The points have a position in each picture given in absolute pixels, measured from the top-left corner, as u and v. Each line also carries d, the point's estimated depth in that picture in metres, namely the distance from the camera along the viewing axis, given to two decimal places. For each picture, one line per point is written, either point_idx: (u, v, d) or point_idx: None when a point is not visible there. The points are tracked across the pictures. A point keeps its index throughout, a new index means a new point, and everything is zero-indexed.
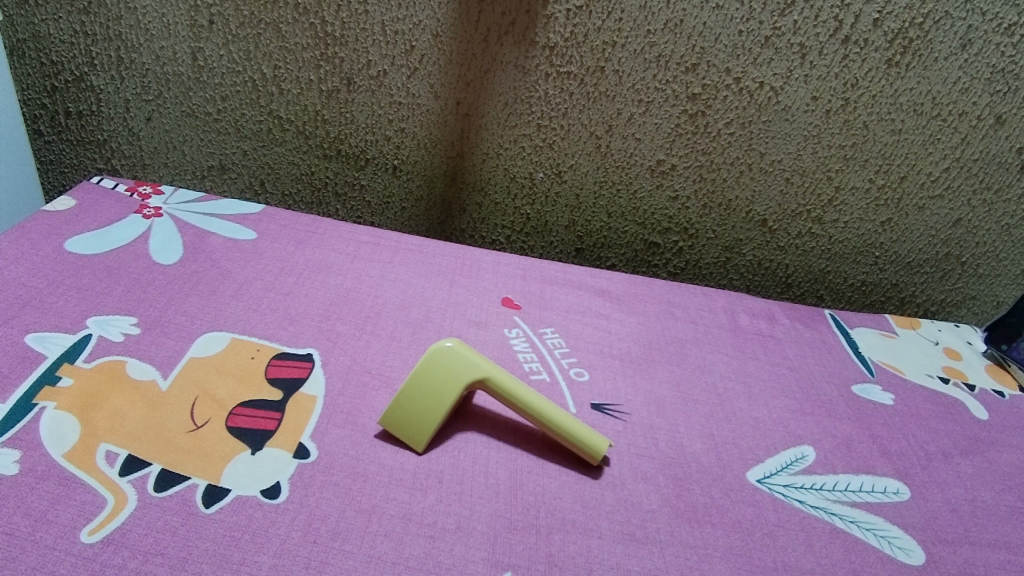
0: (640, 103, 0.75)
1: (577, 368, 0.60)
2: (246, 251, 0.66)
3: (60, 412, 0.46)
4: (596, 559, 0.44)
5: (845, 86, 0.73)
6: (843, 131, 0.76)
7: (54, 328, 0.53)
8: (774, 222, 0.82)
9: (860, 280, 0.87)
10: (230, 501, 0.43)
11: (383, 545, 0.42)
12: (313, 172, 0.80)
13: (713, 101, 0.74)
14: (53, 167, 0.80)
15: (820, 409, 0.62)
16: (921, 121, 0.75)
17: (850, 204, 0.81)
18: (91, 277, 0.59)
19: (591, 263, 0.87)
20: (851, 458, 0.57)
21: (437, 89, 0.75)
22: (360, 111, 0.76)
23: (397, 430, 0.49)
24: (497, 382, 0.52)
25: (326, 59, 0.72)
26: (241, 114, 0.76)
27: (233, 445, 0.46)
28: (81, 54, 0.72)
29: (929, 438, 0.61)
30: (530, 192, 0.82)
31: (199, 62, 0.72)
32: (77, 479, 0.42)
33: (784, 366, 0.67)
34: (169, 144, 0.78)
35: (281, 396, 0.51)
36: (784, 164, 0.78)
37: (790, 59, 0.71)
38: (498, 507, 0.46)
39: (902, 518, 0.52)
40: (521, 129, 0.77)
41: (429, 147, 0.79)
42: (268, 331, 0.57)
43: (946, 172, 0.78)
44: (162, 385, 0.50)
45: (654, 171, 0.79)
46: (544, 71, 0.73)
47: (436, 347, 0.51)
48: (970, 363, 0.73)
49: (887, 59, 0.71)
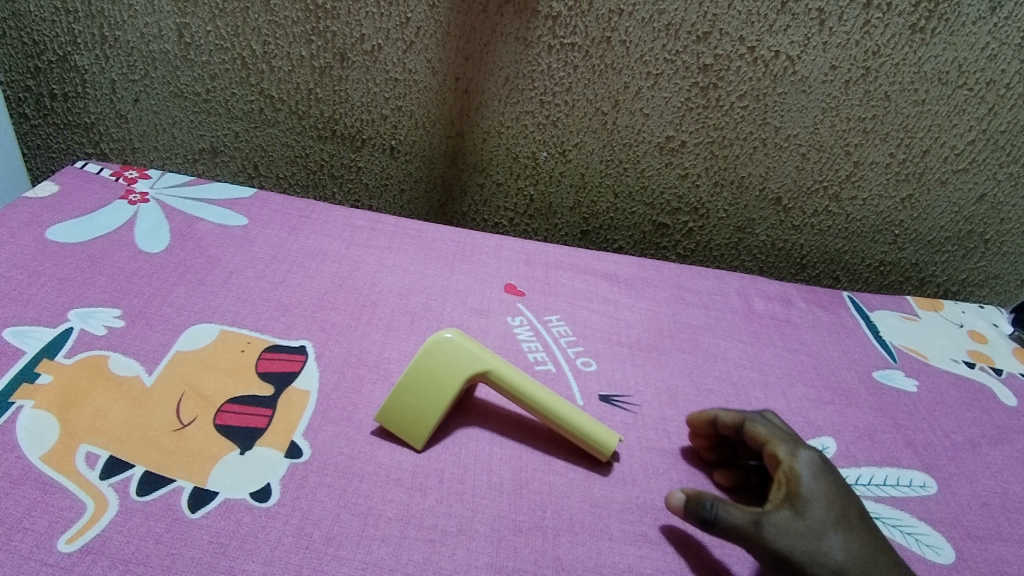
0: (649, 76, 0.71)
1: (584, 358, 0.58)
2: (237, 238, 0.63)
3: (39, 412, 0.44)
4: (606, 562, 0.42)
5: (866, 54, 0.68)
6: (863, 103, 0.72)
7: (33, 321, 0.50)
8: (789, 200, 0.79)
9: (878, 259, 0.83)
10: (218, 506, 0.40)
11: (381, 550, 0.39)
12: (307, 153, 0.77)
13: (726, 72, 0.70)
14: (40, 152, 0.77)
15: (841, 397, 0.59)
16: (946, 91, 0.71)
17: (869, 180, 0.77)
18: (73, 266, 0.56)
19: (597, 245, 0.83)
20: (874, 449, 0.54)
21: (434, 64, 0.71)
22: (354, 89, 0.72)
23: (394, 428, 0.46)
24: (500, 375, 0.49)
25: (318, 34, 0.68)
26: (231, 93, 0.72)
27: (221, 444, 0.44)
28: (64, 33, 0.68)
29: (956, 427, 0.58)
30: (534, 172, 0.78)
31: (185, 38, 0.69)
32: (55, 484, 0.40)
33: (801, 352, 0.64)
34: (159, 126, 0.75)
35: (273, 392, 0.48)
36: (800, 139, 0.74)
37: (807, 25, 0.67)
38: (503, 508, 0.43)
39: (929, 514, 0.49)
40: (523, 106, 0.73)
41: (428, 127, 0.75)
42: (259, 323, 0.54)
43: (971, 146, 0.74)
44: (147, 382, 0.47)
45: (663, 148, 0.75)
46: (547, 43, 0.69)
47: (435, 338, 0.48)
48: (996, 347, 0.70)
49: (911, 25, 0.66)
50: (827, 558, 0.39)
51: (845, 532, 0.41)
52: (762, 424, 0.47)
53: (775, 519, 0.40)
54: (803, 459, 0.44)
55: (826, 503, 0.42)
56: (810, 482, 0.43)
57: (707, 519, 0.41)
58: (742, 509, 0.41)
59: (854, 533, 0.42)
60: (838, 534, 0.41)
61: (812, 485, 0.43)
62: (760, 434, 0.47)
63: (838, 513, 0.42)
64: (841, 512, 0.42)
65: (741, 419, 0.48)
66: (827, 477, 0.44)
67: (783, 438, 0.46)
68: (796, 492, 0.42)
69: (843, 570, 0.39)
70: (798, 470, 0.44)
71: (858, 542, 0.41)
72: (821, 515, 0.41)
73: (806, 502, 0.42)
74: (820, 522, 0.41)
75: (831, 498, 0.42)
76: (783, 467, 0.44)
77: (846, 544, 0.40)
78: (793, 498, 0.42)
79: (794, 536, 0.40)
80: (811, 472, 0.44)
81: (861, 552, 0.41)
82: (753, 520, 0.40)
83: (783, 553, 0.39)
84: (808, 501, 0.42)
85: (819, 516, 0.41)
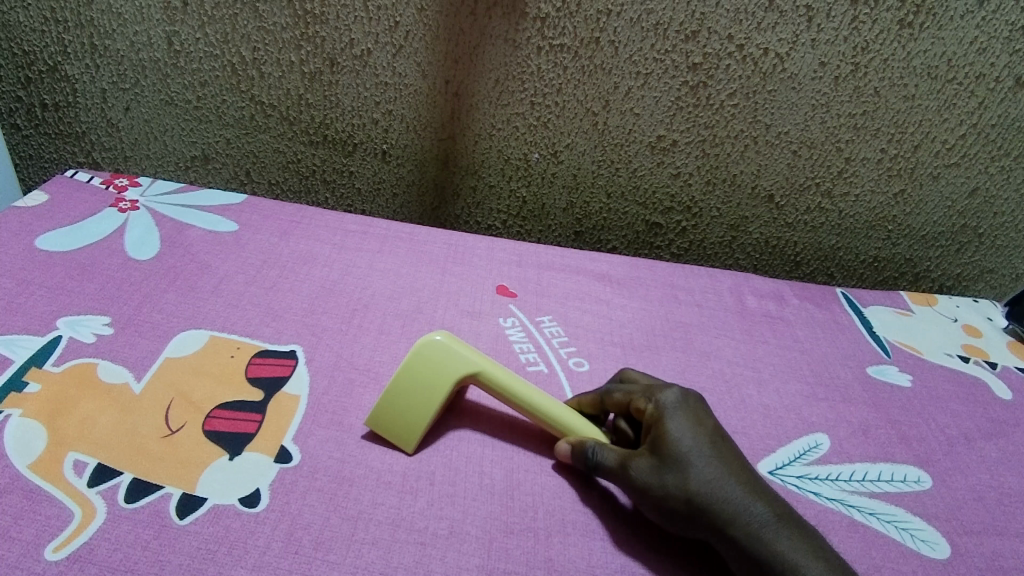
0: (638, 76, 0.70)
1: (576, 358, 0.57)
2: (227, 243, 0.63)
3: (27, 420, 0.43)
4: (598, 562, 0.42)
5: (854, 50, 0.68)
6: (853, 99, 0.72)
7: (21, 330, 0.50)
8: (781, 197, 0.79)
9: (872, 255, 0.83)
10: (206, 512, 0.40)
11: (371, 554, 0.39)
12: (299, 159, 0.77)
13: (716, 71, 0.70)
14: (32, 162, 0.77)
15: (835, 393, 0.59)
16: (935, 85, 0.71)
17: (861, 176, 0.77)
18: (62, 275, 0.56)
19: (591, 246, 0.83)
20: (868, 445, 0.54)
21: (424, 67, 0.71)
22: (345, 94, 0.72)
23: (385, 431, 0.46)
24: (489, 377, 0.48)
25: (307, 39, 0.68)
26: (221, 100, 0.72)
27: (210, 450, 0.44)
28: (53, 43, 0.68)
29: (951, 421, 0.58)
30: (526, 174, 0.78)
31: (175, 46, 0.68)
32: (42, 492, 0.39)
33: (795, 349, 0.64)
34: (150, 134, 0.75)
35: (262, 397, 0.48)
36: (791, 135, 0.74)
37: (795, 22, 0.67)
38: (494, 509, 0.43)
39: (924, 509, 0.49)
40: (514, 108, 0.73)
41: (419, 130, 0.75)
42: (249, 328, 0.54)
43: (962, 139, 0.74)
44: (136, 389, 0.47)
45: (654, 148, 0.75)
46: (536, 44, 0.69)
47: (425, 340, 0.48)
48: (990, 341, 0.70)
49: (899, 20, 0.67)
50: (688, 488, 0.41)
51: (709, 459, 0.42)
52: (618, 391, 0.48)
53: (637, 460, 0.43)
54: (664, 399, 0.45)
55: (689, 435, 0.43)
56: (669, 418, 0.44)
57: (589, 465, 0.45)
58: (617, 450, 0.44)
59: (713, 456, 0.42)
60: (694, 460, 0.42)
61: (670, 421, 0.44)
62: (619, 400, 0.47)
63: (699, 440, 0.43)
64: (699, 440, 0.43)
65: (599, 398, 0.49)
66: (691, 410, 0.45)
67: (643, 389, 0.47)
68: (655, 430, 0.44)
69: (708, 497, 0.41)
70: (656, 411, 0.45)
71: (717, 464, 0.42)
72: (676, 446, 0.42)
73: (667, 438, 0.43)
74: (674, 454, 0.42)
75: (690, 429, 0.43)
76: (647, 411, 0.45)
77: (702, 470, 0.41)
78: (655, 438, 0.43)
79: (653, 473, 0.42)
80: (671, 409, 0.45)
81: (727, 475, 0.42)
82: (622, 460, 0.43)
83: (647, 491, 0.42)
84: (665, 436, 0.43)
85: (678, 449, 0.42)
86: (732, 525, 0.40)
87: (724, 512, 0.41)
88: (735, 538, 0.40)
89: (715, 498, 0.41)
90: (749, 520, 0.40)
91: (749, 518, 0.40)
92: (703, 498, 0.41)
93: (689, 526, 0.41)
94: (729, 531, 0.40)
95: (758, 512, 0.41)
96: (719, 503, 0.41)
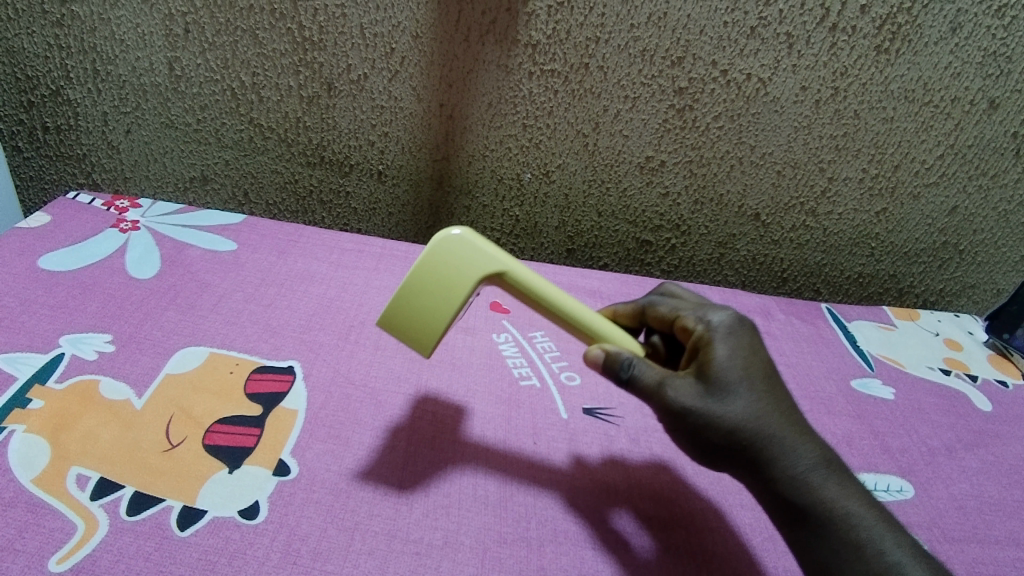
0: (627, 99, 0.73)
1: (568, 373, 0.59)
2: (226, 262, 0.65)
3: (31, 435, 0.44)
4: (589, 569, 0.43)
5: (834, 75, 0.71)
6: (833, 121, 0.74)
7: (25, 347, 0.51)
8: (767, 216, 0.81)
9: (857, 271, 0.86)
10: (206, 524, 0.41)
11: (368, 563, 0.40)
12: (297, 180, 0.79)
13: (701, 95, 0.72)
14: (34, 183, 0.78)
15: (819, 405, 0.60)
16: (912, 108, 0.73)
17: (844, 195, 0.79)
18: (64, 293, 0.57)
19: (583, 263, 0.86)
20: (852, 456, 0.55)
21: (419, 91, 0.73)
22: (341, 117, 0.74)
23: (401, 326, 0.46)
24: (514, 277, 0.47)
25: (305, 65, 0.71)
26: (220, 124, 0.74)
27: (209, 463, 0.45)
28: (57, 68, 0.70)
29: (932, 432, 0.59)
30: (518, 194, 0.80)
31: (176, 71, 0.71)
32: (45, 505, 0.40)
33: (781, 363, 0.65)
34: (150, 156, 0.77)
35: (261, 411, 0.49)
36: (774, 156, 0.77)
37: (777, 48, 0.69)
38: (488, 520, 0.44)
39: (906, 517, 0.50)
40: (506, 130, 0.76)
41: (413, 151, 0.77)
42: (248, 345, 0.55)
43: (940, 160, 0.77)
44: (137, 405, 0.48)
45: (643, 168, 0.78)
46: (527, 70, 0.71)
47: (442, 240, 0.45)
48: (971, 353, 0.72)
49: (876, 46, 0.69)
50: (729, 423, 0.41)
51: (755, 395, 0.42)
52: (663, 307, 0.49)
53: (677, 381, 0.42)
54: (716, 322, 0.44)
55: (737, 365, 0.42)
56: (718, 343, 0.43)
57: (623, 377, 0.43)
58: (657, 368, 0.43)
59: (762, 392, 0.42)
60: (740, 392, 0.41)
61: (719, 347, 0.42)
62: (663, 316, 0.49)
63: (748, 372, 0.42)
64: (747, 369, 0.42)
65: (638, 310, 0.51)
66: (743, 336, 0.44)
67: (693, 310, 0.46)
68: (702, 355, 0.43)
69: (749, 434, 0.41)
70: (705, 334, 0.43)
71: (763, 400, 0.42)
72: (723, 375, 0.41)
73: (713, 365, 0.42)
74: (720, 383, 0.41)
75: (739, 360, 0.42)
76: (695, 333, 0.44)
77: (746, 405, 0.41)
78: (701, 363, 0.42)
79: (694, 399, 0.41)
80: (722, 334, 0.43)
81: (771, 414, 0.42)
82: (661, 379, 0.42)
83: (682, 414, 0.41)
84: (712, 362, 0.42)
85: (725, 380, 0.41)
86: (773, 466, 0.42)
87: (767, 451, 0.41)
88: (772, 478, 0.42)
89: (758, 435, 0.41)
90: (791, 462, 0.42)
91: (792, 461, 0.42)
92: (745, 434, 0.41)
93: (727, 457, 0.42)
94: (767, 469, 0.42)
95: (802, 457, 0.42)
96: (762, 442, 0.41)
